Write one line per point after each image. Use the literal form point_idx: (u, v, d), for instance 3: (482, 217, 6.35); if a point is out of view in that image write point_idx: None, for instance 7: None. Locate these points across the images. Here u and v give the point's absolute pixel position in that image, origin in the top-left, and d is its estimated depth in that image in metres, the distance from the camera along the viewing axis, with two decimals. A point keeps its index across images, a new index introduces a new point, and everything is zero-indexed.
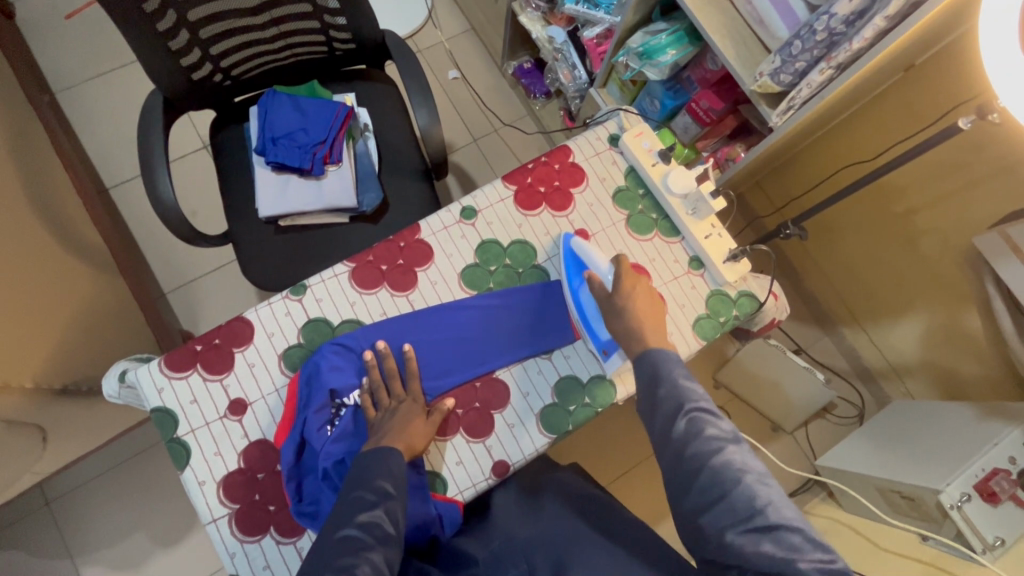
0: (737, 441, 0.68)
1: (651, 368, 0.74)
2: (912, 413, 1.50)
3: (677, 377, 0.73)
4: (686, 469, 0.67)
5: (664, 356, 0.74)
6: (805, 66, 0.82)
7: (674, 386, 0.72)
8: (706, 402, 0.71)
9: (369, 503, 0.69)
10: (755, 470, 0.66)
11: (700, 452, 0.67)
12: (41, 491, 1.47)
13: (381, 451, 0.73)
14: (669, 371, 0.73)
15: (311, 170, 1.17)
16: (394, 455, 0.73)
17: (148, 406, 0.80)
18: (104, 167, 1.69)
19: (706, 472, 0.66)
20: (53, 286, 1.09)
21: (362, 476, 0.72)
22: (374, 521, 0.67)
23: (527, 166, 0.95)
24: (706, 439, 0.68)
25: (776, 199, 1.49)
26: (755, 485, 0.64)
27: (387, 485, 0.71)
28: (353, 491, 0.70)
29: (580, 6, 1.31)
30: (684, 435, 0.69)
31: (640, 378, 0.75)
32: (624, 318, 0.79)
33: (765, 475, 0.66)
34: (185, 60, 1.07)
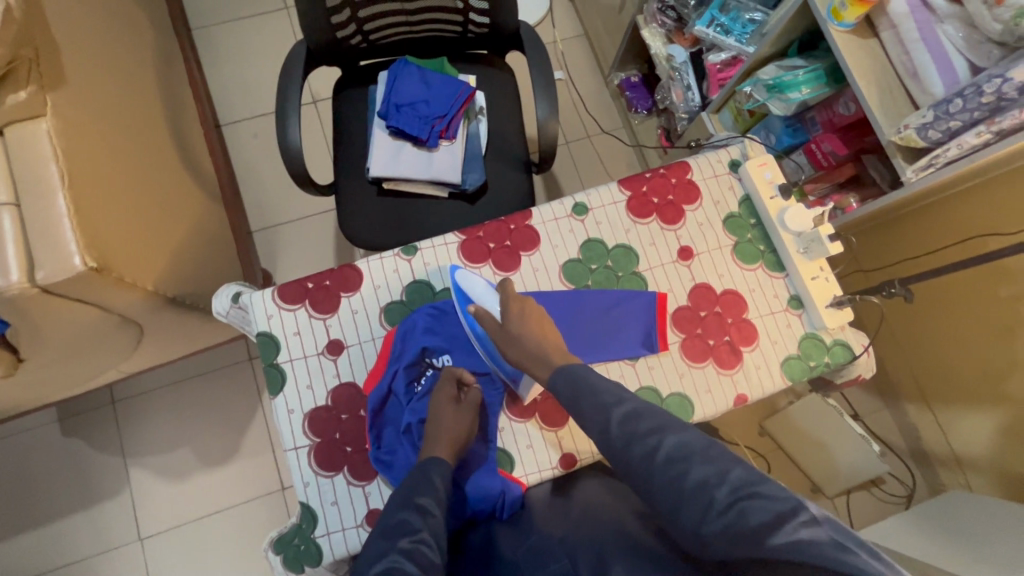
0: (676, 424, 0.63)
1: (569, 385, 0.71)
2: (971, 505, 1.43)
3: (592, 383, 0.70)
4: (637, 473, 0.62)
5: (578, 369, 0.72)
6: (959, 127, 0.80)
7: (594, 396, 0.68)
8: (635, 400, 0.67)
9: (413, 528, 0.63)
10: (696, 447, 0.60)
11: (639, 453, 0.62)
12: (111, 389, 1.57)
13: (430, 461, 0.73)
14: (586, 382, 0.70)
15: (426, 141, 1.22)
16: (437, 469, 0.72)
17: (255, 329, 0.85)
18: (222, 104, 1.79)
19: (657, 471, 0.60)
20: (175, 203, 1.17)
21: (408, 494, 0.68)
22: (418, 546, 0.61)
23: (644, 175, 0.96)
24: (643, 433, 0.63)
25: (867, 260, 1.46)
26: (703, 465, 0.58)
27: (429, 505, 0.67)
28: (396, 512, 0.65)
29: (711, 29, 1.32)
30: (623, 430, 0.64)
31: (564, 400, 0.72)
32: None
33: (713, 446, 0.60)
34: (335, 17, 1.13)
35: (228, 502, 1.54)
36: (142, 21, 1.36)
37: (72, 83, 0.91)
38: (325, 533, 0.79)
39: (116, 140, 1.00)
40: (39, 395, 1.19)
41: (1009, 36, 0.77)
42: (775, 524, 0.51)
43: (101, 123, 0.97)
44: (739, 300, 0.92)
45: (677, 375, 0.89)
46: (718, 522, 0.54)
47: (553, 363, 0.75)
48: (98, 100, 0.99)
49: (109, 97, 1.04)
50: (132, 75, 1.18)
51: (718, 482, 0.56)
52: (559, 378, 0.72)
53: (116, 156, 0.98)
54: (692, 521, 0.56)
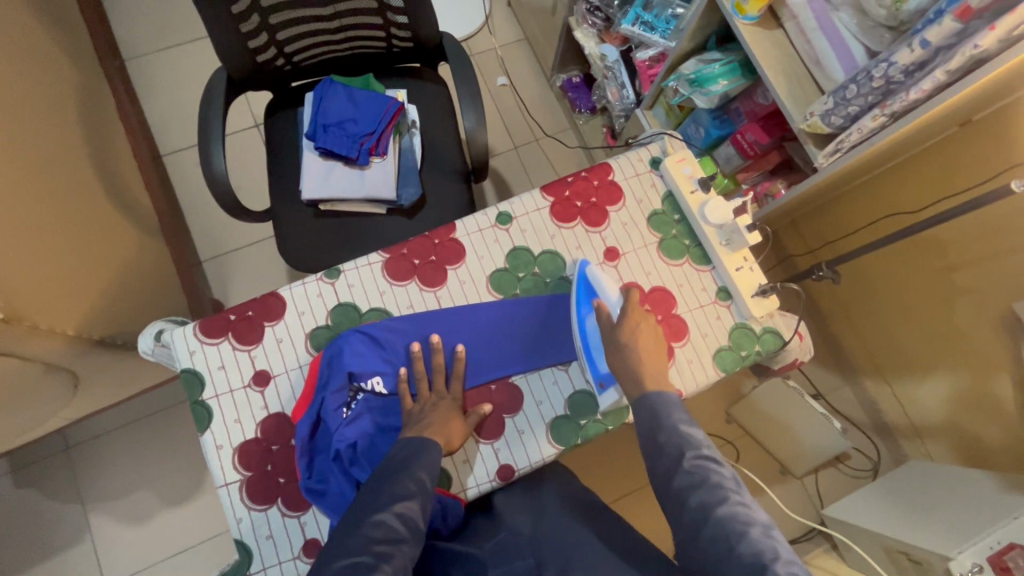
0: (740, 486, 0.69)
1: (650, 414, 0.76)
2: (930, 474, 1.46)
3: (673, 416, 0.75)
4: (691, 521, 0.67)
5: (664, 400, 0.76)
6: (857, 111, 0.82)
7: (673, 433, 0.73)
8: (708, 449, 0.72)
9: (406, 494, 0.71)
10: (751, 519, 0.65)
11: (703, 501, 0.67)
12: (63, 435, 1.53)
13: (424, 441, 0.76)
14: (669, 416, 0.75)
15: (357, 159, 1.21)
16: (436, 447, 0.76)
17: (178, 367, 0.83)
18: (160, 135, 1.76)
19: (711, 524, 0.65)
20: (103, 242, 1.15)
21: (402, 465, 0.74)
22: (407, 516, 0.69)
23: (566, 179, 0.97)
24: (709, 482, 0.69)
25: (811, 240, 1.48)
26: (760, 535, 0.63)
27: (426, 475, 0.73)
28: (393, 480, 0.72)
29: (636, 27, 1.33)
30: (689, 474, 0.70)
31: (640, 425, 0.76)
32: (632, 329, 0.80)
33: (767, 524, 0.65)
34: (253, 43, 1.12)
35: (193, 540, 1.51)
36: (61, 58, 1.33)
37: None
38: (261, 569, 0.78)
39: (29, 184, 0.98)
40: None
41: (893, 20, 0.78)
42: None
43: (10, 168, 0.94)
44: (666, 296, 0.93)
45: None
46: None
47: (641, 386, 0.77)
48: (6, 145, 0.96)
49: (20, 140, 1.01)
50: (48, 115, 1.15)
51: (773, 556, 0.61)
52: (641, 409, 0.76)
53: (29, 200, 0.96)
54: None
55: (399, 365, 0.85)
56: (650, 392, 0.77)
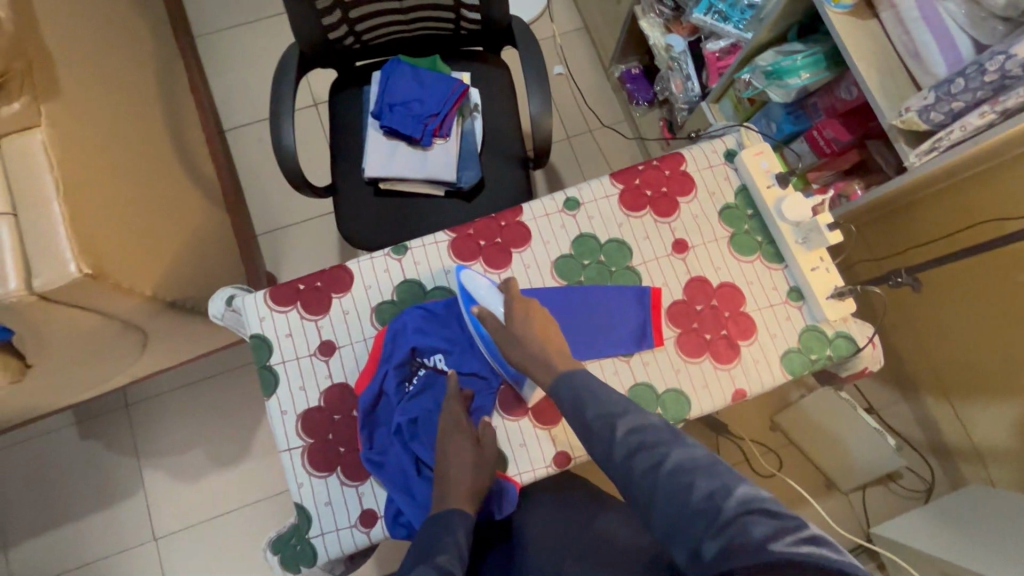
0: (681, 436, 0.62)
1: (573, 396, 0.70)
2: (992, 501, 1.39)
3: (598, 389, 0.69)
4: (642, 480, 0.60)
5: (580, 377, 0.71)
6: (963, 107, 0.77)
7: (600, 406, 0.67)
8: (639, 410, 0.66)
9: None
10: (702, 462, 0.59)
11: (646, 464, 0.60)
12: (124, 393, 1.61)
13: (445, 514, 0.74)
14: (591, 391, 0.69)
15: (420, 140, 1.22)
16: (460, 525, 0.72)
17: (248, 331, 0.86)
18: (225, 110, 1.81)
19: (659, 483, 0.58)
20: (175, 209, 1.19)
21: (428, 550, 0.70)
22: None
23: (636, 167, 0.95)
24: (648, 442, 0.62)
25: (880, 248, 1.41)
26: (710, 476, 0.57)
27: (446, 563, 0.67)
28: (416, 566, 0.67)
29: (709, 17, 1.29)
30: (629, 439, 0.63)
31: (567, 412, 0.70)
32: (527, 323, 0.78)
33: (716, 461, 0.59)
34: (327, 19, 1.13)
35: (239, 502, 1.56)
36: (142, 30, 1.38)
37: (68, 94, 0.92)
38: (320, 534, 0.80)
39: (114, 149, 1.02)
40: (50, 400, 1.22)
41: (1012, 10, 0.74)
42: (779, 536, 0.51)
43: (99, 132, 0.98)
44: (736, 293, 0.90)
45: (673, 370, 0.87)
46: (719, 537, 0.52)
47: (553, 367, 0.74)
48: (95, 110, 1.00)
49: (108, 107, 1.06)
50: (130, 84, 1.20)
51: (725, 493, 0.55)
52: (560, 385, 0.72)
53: (114, 164, 1.00)
54: (693, 538, 0.54)
55: (462, 344, 0.85)
56: (564, 372, 0.73)
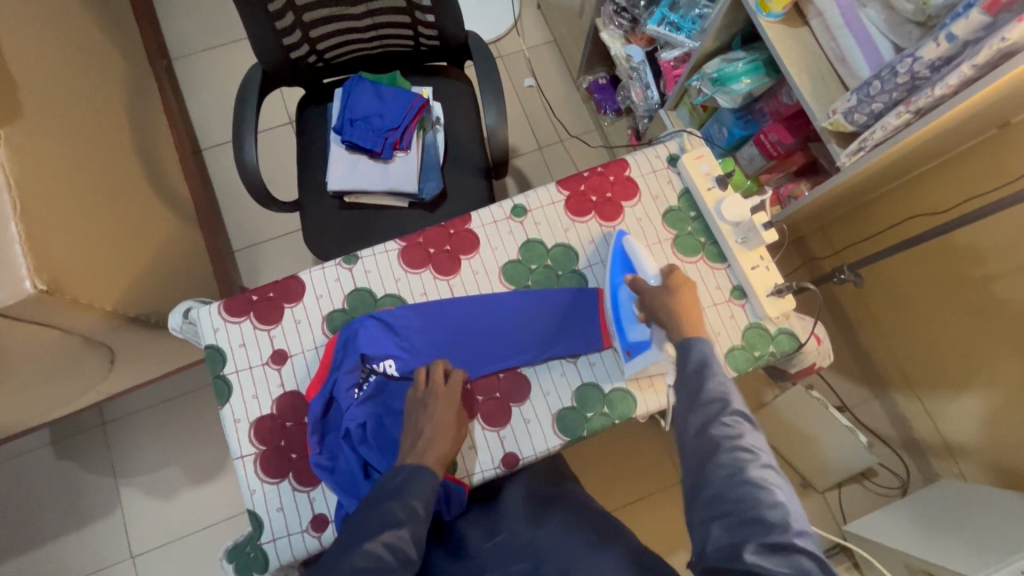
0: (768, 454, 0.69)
1: (700, 362, 0.74)
2: (961, 495, 1.40)
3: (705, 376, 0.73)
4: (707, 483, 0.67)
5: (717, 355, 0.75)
6: (881, 108, 0.80)
7: (719, 386, 0.72)
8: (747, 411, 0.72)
9: (395, 522, 0.71)
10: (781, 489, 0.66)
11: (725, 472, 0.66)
12: (100, 411, 1.62)
13: (418, 468, 0.75)
14: (717, 368, 0.74)
15: (381, 153, 1.25)
16: (428, 475, 0.75)
17: (203, 342, 0.88)
18: (202, 130, 1.85)
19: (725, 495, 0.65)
20: (142, 227, 1.22)
21: (396, 492, 0.74)
22: (398, 544, 0.70)
23: (582, 174, 0.97)
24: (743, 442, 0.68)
25: (840, 242, 1.44)
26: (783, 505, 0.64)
27: (416, 502, 0.73)
28: (383, 505, 0.73)
29: (662, 28, 1.33)
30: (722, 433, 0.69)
31: (684, 370, 0.75)
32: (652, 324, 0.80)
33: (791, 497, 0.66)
34: (287, 40, 1.17)
35: (215, 518, 1.57)
36: (113, 54, 1.42)
37: (29, 117, 0.96)
38: (271, 539, 0.81)
39: (77, 170, 1.05)
40: (20, 418, 1.23)
41: (920, 15, 0.76)
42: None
43: (61, 153, 1.01)
44: None
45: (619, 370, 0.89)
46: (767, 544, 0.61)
47: None
48: (59, 133, 1.03)
49: (72, 129, 1.09)
50: (99, 107, 1.24)
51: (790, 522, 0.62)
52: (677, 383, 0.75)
53: (77, 184, 1.03)
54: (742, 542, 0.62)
55: (412, 350, 0.87)
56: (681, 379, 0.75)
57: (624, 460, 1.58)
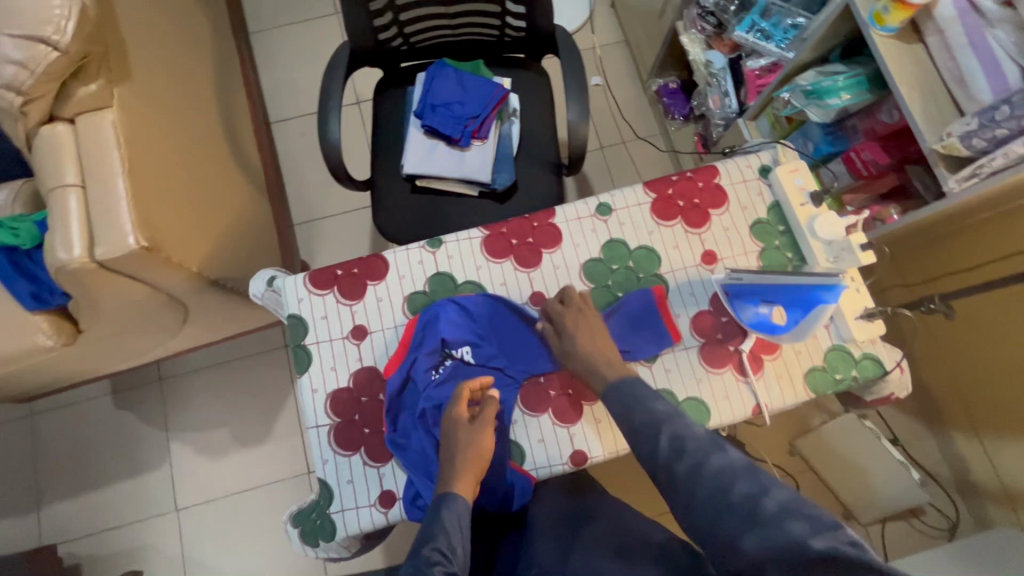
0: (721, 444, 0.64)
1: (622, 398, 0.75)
2: (1020, 545, 1.34)
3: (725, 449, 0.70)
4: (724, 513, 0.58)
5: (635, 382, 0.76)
6: (1006, 135, 0.77)
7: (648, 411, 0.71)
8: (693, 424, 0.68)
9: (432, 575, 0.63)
10: (740, 467, 0.61)
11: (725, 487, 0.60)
12: (158, 366, 1.68)
13: (444, 499, 0.72)
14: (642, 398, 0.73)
15: (459, 140, 1.26)
16: (455, 501, 0.72)
17: (286, 311, 0.90)
18: (273, 103, 1.89)
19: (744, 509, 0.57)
20: (223, 193, 1.25)
21: (423, 538, 0.68)
22: None
23: (670, 178, 0.96)
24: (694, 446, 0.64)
25: (911, 274, 1.39)
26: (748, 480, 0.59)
27: (455, 545, 0.68)
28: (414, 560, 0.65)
29: (751, 35, 1.30)
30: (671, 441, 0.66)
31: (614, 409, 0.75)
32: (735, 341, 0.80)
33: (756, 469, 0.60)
34: (378, 21, 1.19)
35: (259, 481, 1.61)
36: (204, 23, 1.47)
37: (136, 78, 0.99)
38: (340, 510, 0.83)
39: (173, 132, 1.08)
40: (92, 366, 1.29)
41: None
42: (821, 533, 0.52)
43: (160, 115, 1.05)
44: None
45: (695, 379, 0.88)
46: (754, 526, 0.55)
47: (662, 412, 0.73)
48: (160, 96, 1.07)
49: (170, 92, 1.13)
50: (191, 73, 1.28)
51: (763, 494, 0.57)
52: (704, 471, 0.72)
53: (173, 147, 1.07)
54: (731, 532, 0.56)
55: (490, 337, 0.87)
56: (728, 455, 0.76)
57: None
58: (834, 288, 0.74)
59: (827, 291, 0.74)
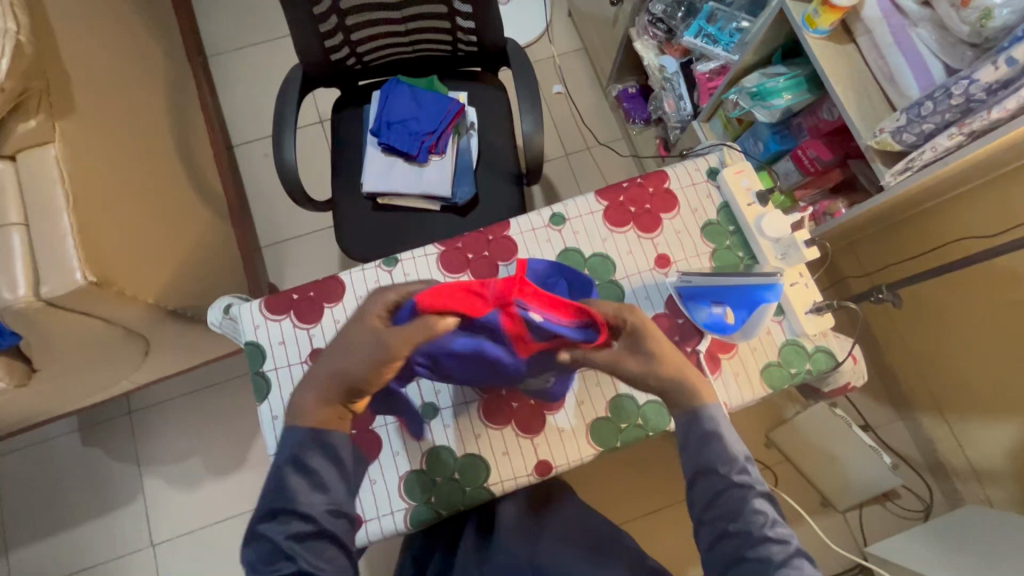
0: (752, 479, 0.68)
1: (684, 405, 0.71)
2: (989, 521, 1.38)
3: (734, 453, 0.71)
4: (714, 522, 0.67)
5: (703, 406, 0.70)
6: (932, 129, 0.79)
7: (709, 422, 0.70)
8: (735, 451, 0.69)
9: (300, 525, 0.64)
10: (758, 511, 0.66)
11: (733, 497, 0.66)
12: (127, 400, 1.65)
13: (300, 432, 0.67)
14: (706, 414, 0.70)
15: (416, 156, 1.26)
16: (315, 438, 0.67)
17: (243, 339, 0.89)
18: (234, 126, 1.88)
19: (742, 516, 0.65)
20: (181, 222, 1.24)
21: (285, 481, 0.65)
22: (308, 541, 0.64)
23: (621, 185, 0.98)
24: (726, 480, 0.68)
25: (868, 262, 1.42)
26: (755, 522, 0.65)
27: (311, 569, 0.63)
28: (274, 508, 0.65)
29: (698, 39, 1.33)
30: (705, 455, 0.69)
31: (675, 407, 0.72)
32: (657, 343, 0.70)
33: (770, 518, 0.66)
34: (328, 42, 1.19)
35: (235, 510, 1.59)
36: (156, 51, 1.46)
37: (81, 111, 0.98)
38: None
39: (123, 163, 1.07)
40: (53, 405, 1.26)
41: (977, 38, 0.76)
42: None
43: (109, 147, 1.04)
44: None
45: None
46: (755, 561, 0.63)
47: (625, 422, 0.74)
48: (107, 127, 1.06)
49: (119, 123, 1.12)
50: (143, 102, 1.26)
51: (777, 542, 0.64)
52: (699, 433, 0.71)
53: (123, 177, 1.05)
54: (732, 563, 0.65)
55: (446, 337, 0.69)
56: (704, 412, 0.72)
57: (643, 471, 1.58)
58: (773, 287, 0.75)
59: (768, 289, 0.75)
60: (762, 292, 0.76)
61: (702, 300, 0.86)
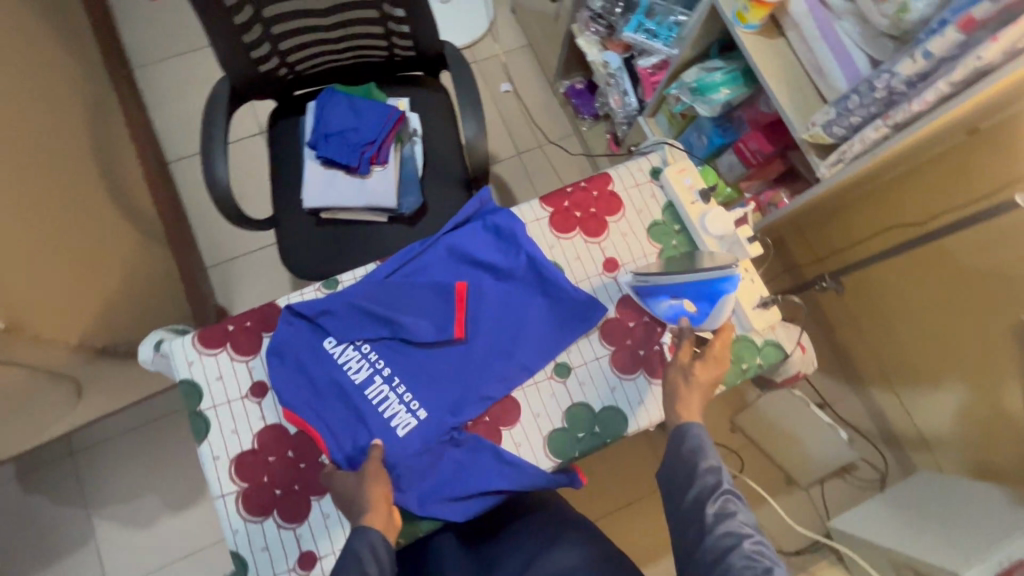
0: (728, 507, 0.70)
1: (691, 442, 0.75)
2: (939, 487, 1.44)
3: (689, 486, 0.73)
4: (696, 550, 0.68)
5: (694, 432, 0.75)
6: (859, 121, 0.81)
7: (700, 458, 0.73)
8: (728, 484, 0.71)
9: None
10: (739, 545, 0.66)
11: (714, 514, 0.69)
12: (68, 440, 1.55)
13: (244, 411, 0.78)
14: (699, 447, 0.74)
15: (358, 168, 1.21)
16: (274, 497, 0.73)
17: (177, 377, 0.84)
18: (166, 141, 1.78)
19: (708, 537, 0.67)
20: (107, 251, 1.16)
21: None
22: None
23: (566, 189, 0.96)
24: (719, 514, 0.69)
25: (816, 247, 1.50)
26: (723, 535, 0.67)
27: None
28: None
29: (639, 35, 1.33)
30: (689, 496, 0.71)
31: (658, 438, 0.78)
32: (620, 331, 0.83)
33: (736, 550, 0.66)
34: (255, 52, 1.14)
35: (195, 546, 1.52)
36: (69, 67, 1.36)
37: None
38: None
39: (34, 194, 0.99)
40: None
41: (896, 30, 0.77)
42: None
43: (16, 177, 0.96)
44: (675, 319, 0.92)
45: (609, 388, 0.88)
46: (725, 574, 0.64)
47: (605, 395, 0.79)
48: (14, 156, 0.98)
49: (28, 150, 1.03)
50: (56, 124, 1.18)
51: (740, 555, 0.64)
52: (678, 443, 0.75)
53: (34, 208, 0.97)
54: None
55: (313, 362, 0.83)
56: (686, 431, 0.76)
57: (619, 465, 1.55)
58: (732, 278, 0.77)
59: (729, 278, 0.77)
60: (722, 281, 0.78)
61: (660, 293, 0.86)
